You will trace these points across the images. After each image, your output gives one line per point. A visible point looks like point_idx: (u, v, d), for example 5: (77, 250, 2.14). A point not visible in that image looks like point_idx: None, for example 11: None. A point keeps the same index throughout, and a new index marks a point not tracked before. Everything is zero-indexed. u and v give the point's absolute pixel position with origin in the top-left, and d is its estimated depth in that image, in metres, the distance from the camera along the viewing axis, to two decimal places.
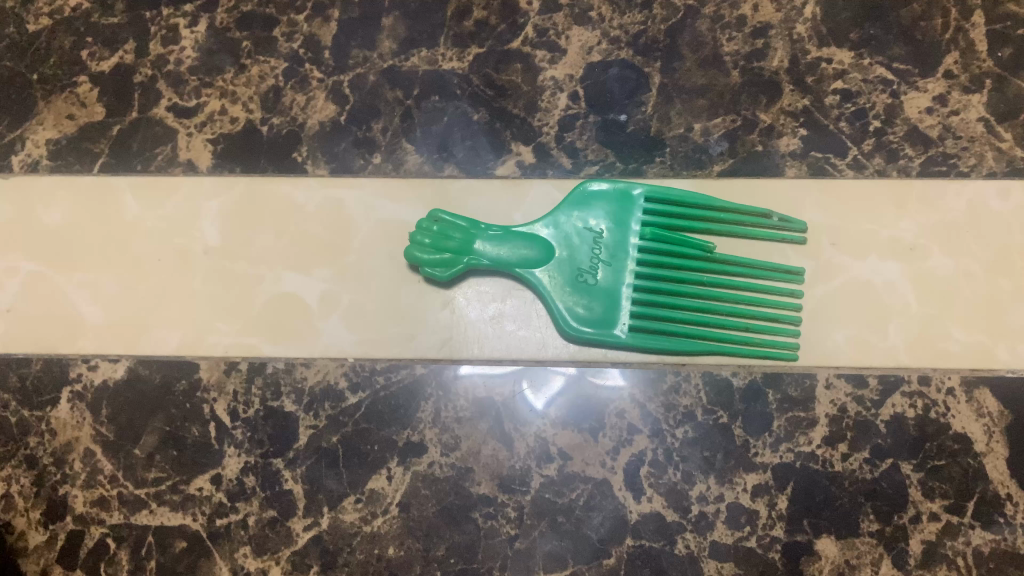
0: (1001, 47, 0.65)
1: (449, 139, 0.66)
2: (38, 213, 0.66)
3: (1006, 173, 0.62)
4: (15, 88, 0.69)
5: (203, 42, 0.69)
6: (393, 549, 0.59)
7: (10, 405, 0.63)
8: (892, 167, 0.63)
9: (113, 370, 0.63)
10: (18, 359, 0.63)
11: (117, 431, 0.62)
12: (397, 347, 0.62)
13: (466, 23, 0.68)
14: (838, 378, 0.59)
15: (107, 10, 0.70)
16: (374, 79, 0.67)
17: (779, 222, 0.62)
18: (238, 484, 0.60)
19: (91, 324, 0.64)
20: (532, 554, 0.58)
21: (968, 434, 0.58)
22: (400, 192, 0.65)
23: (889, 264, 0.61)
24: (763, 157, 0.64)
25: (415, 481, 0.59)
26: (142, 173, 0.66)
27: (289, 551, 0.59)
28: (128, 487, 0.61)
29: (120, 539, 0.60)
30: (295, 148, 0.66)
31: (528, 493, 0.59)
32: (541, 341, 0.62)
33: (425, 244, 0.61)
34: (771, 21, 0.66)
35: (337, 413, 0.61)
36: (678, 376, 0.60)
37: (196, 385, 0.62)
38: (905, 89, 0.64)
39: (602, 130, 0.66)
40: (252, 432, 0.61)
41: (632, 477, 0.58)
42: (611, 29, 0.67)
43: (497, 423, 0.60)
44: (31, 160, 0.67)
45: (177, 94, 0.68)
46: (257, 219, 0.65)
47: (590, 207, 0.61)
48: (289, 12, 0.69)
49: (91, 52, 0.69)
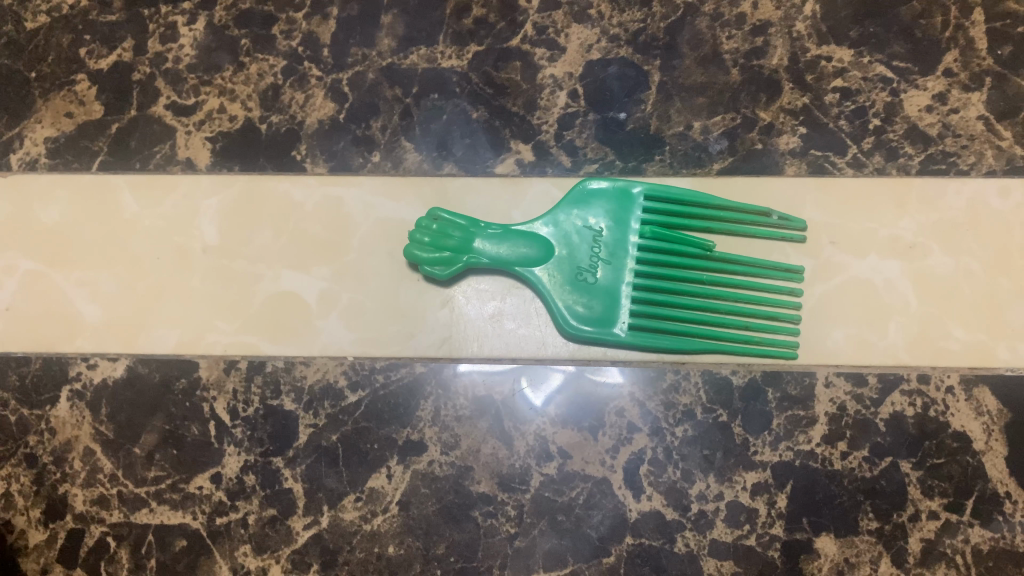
0: (1001, 44, 0.65)
1: (448, 137, 0.66)
2: (36, 212, 0.66)
3: (1006, 171, 0.62)
4: (13, 86, 0.69)
5: (201, 40, 0.69)
6: (393, 547, 0.59)
7: (9, 404, 0.63)
8: (891, 166, 0.63)
9: (112, 368, 0.63)
10: (17, 358, 0.63)
11: (116, 429, 0.62)
12: (397, 346, 0.62)
13: (465, 21, 0.68)
14: (837, 377, 0.59)
15: (105, 8, 0.69)
16: (373, 76, 0.67)
17: (779, 220, 0.62)
18: (238, 483, 0.60)
19: (90, 323, 0.64)
20: (532, 552, 0.58)
21: (967, 432, 0.58)
22: (400, 191, 0.65)
23: (888, 262, 0.61)
24: (763, 155, 0.64)
25: (415, 479, 0.59)
26: (140, 171, 0.66)
27: (289, 550, 0.59)
28: (128, 486, 0.61)
29: (120, 538, 0.60)
30: (294, 146, 0.66)
31: (528, 491, 0.59)
32: (541, 339, 0.62)
33: (424, 242, 0.61)
34: (771, 19, 0.66)
35: (336, 412, 0.61)
36: (678, 375, 0.60)
37: (195, 383, 0.62)
38: (905, 86, 0.64)
39: (602, 128, 0.66)
40: (252, 430, 0.61)
41: (632, 476, 0.58)
42: (611, 27, 0.67)
43: (497, 422, 0.60)
44: (29, 158, 0.67)
45: (176, 92, 0.68)
46: (256, 218, 0.65)
47: (589, 205, 0.61)
48: (288, 10, 0.69)
49: (89, 50, 0.69)
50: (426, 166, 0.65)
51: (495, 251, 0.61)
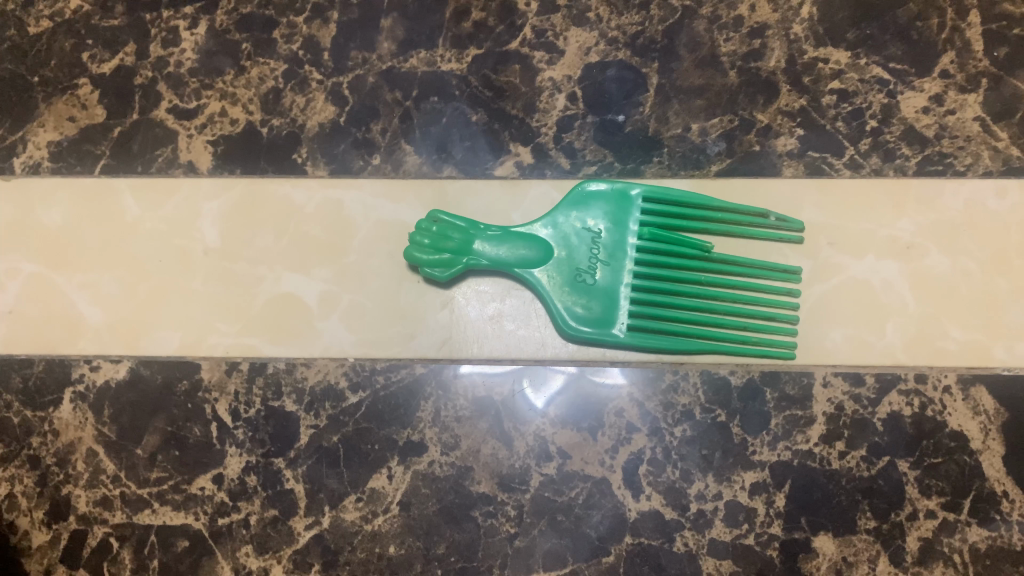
0: (997, 46, 0.65)
1: (448, 140, 0.66)
2: (39, 214, 0.67)
3: (1002, 172, 0.63)
4: (16, 90, 0.69)
5: (202, 44, 0.69)
6: (393, 548, 0.59)
7: (12, 406, 0.63)
8: (888, 167, 0.63)
9: (114, 370, 0.63)
10: (20, 360, 0.64)
11: (118, 431, 0.62)
12: (398, 347, 0.62)
13: (465, 25, 0.68)
14: (835, 377, 0.59)
15: (107, 12, 0.70)
16: (374, 80, 0.68)
17: (777, 221, 0.62)
18: (239, 484, 0.61)
19: (92, 325, 0.64)
20: (532, 552, 0.58)
21: (964, 432, 0.58)
22: (400, 193, 0.65)
23: (886, 263, 0.62)
24: (761, 157, 0.64)
25: (415, 480, 0.60)
26: (142, 174, 0.67)
27: (290, 550, 0.59)
28: (130, 487, 0.61)
29: (122, 539, 0.61)
30: (295, 149, 0.67)
31: (528, 492, 0.59)
32: (540, 340, 0.62)
33: (425, 244, 0.61)
34: (769, 21, 0.67)
35: (337, 413, 0.61)
36: (676, 375, 0.60)
37: (197, 385, 0.62)
38: (901, 88, 0.65)
39: (601, 130, 0.66)
40: (254, 431, 0.61)
41: (631, 476, 0.59)
42: (609, 29, 0.68)
43: (497, 423, 0.60)
44: (32, 162, 0.67)
45: (177, 95, 0.68)
46: (257, 220, 0.66)
47: (588, 207, 0.62)
48: (288, 14, 0.69)
49: (91, 54, 0.69)
50: (426, 168, 0.66)
51: (495, 252, 0.61)
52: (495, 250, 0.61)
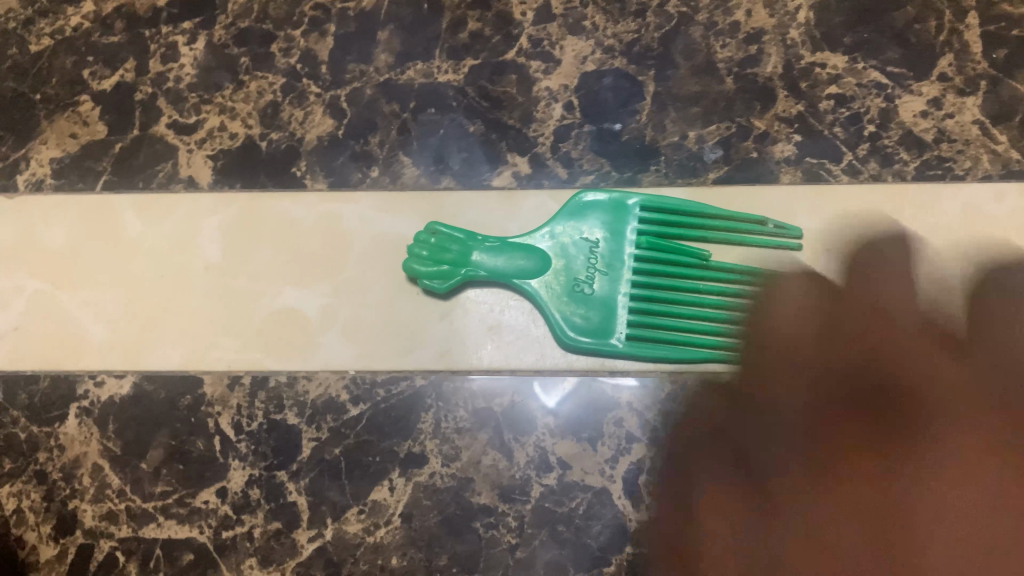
0: (995, 48, 0.65)
1: (445, 151, 0.67)
2: (43, 232, 0.67)
3: (1002, 175, 0.62)
4: (19, 108, 0.70)
5: (201, 59, 0.70)
6: (396, 560, 0.59)
7: (19, 421, 0.64)
8: (886, 172, 0.63)
9: (118, 386, 0.64)
10: (27, 376, 0.64)
11: (123, 446, 0.63)
12: (398, 359, 0.63)
13: (461, 35, 0.69)
14: (834, 385, 0.59)
15: (107, 30, 0.71)
16: (371, 92, 0.68)
17: (774, 228, 0.62)
18: (243, 497, 0.61)
19: (96, 341, 0.65)
20: (533, 563, 0.58)
21: (966, 439, 0.58)
22: (398, 205, 0.66)
23: (886, 269, 0.61)
24: (758, 164, 0.64)
25: (417, 491, 0.60)
26: (143, 190, 0.67)
27: (293, 562, 0.60)
28: (136, 501, 0.62)
29: (129, 552, 0.61)
30: (294, 163, 0.67)
31: (529, 502, 0.59)
32: (540, 351, 0.62)
33: (423, 256, 0.62)
34: (765, 26, 0.67)
35: (338, 426, 0.62)
36: (676, 385, 0.61)
37: (200, 400, 0.63)
38: (899, 92, 0.64)
39: (597, 139, 0.66)
40: (257, 444, 0.62)
41: (632, 486, 0.59)
42: (605, 38, 0.68)
43: (497, 434, 0.60)
44: (35, 179, 0.68)
45: (176, 111, 0.69)
46: (256, 235, 0.66)
47: (584, 217, 0.62)
48: (286, 28, 0.70)
49: (92, 72, 0.70)
50: (422, 181, 0.66)
51: (494, 263, 0.61)
52: (494, 261, 0.61)
